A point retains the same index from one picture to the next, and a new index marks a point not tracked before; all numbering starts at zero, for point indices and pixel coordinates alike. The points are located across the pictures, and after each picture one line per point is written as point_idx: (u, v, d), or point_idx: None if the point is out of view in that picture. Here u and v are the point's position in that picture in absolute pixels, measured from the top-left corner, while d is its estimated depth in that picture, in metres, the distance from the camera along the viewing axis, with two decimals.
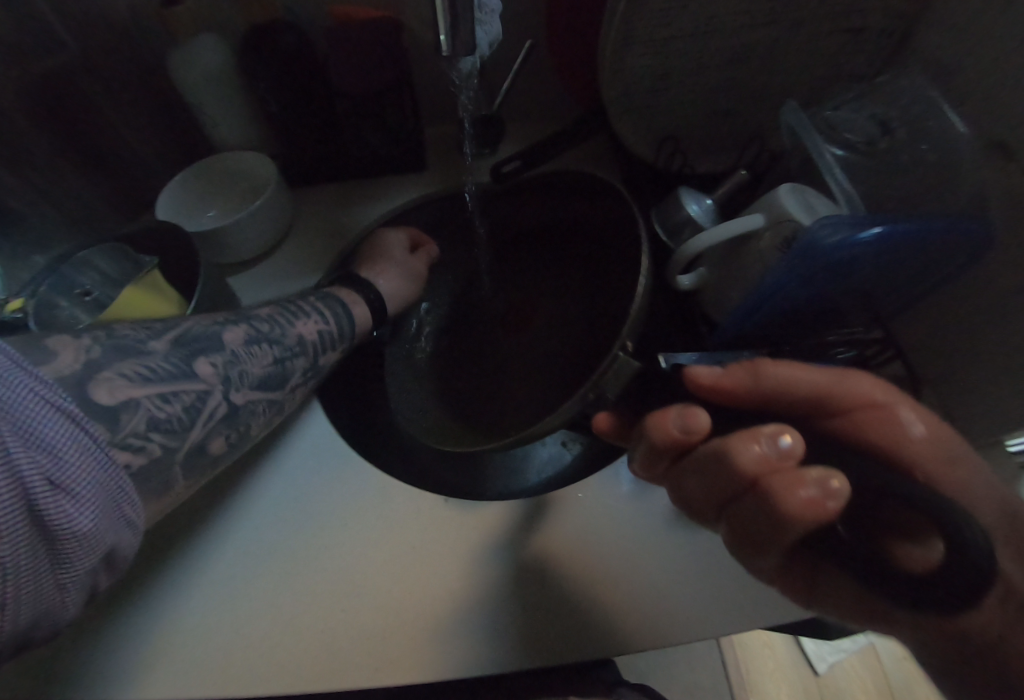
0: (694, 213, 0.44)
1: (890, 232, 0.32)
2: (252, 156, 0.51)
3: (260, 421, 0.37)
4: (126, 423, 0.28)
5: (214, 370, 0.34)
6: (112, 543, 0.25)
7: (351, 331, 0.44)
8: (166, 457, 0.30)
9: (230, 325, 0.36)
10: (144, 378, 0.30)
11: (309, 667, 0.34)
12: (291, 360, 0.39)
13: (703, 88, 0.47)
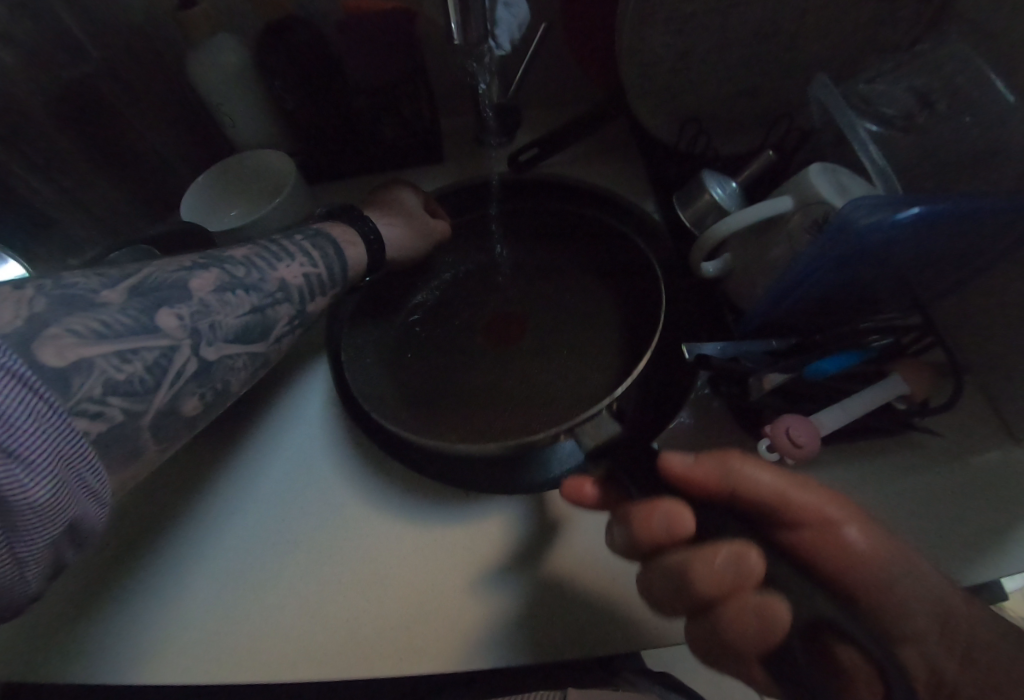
0: (718, 197, 0.43)
1: (929, 212, 0.30)
2: (272, 154, 0.52)
3: (239, 376, 0.36)
4: (78, 387, 0.27)
5: (182, 323, 0.32)
6: (69, 513, 0.26)
7: (342, 277, 0.42)
8: (130, 422, 0.29)
9: (199, 271, 0.35)
10: (99, 335, 0.28)
11: (327, 652, 0.35)
12: (272, 307, 0.37)
13: (726, 66, 0.45)
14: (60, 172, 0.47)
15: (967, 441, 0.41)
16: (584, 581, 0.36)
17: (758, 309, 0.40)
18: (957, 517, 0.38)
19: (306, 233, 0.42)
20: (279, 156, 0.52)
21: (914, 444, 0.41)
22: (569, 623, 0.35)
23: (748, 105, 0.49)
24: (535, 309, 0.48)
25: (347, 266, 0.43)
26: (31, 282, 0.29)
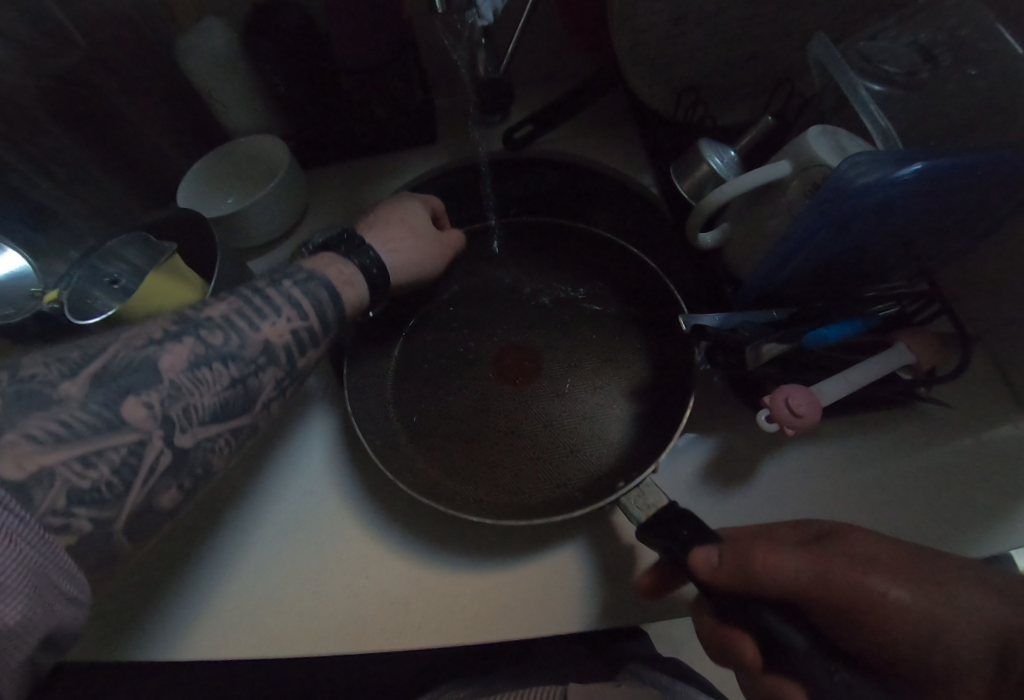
0: (716, 167, 0.41)
1: (931, 168, 0.29)
2: (267, 139, 0.52)
3: (224, 454, 0.34)
4: (40, 500, 0.26)
5: (151, 412, 0.30)
6: (50, 621, 0.24)
7: (337, 321, 0.39)
8: (100, 530, 0.28)
9: (170, 344, 0.32)
10: (57, 438, 0.27)
11: (352, 629, 0.36)
12: (254, 374, 0.35)
13: (723, 30, 0.43)
14: (55, 161, 0.47)
15: (972, 409, 0.40)
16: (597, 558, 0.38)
17: (757, 279, 0.39)
18: (963, 491, 0.37)
19: (296, 277, 0.38)
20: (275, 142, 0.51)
21: (918, 413, 0.41)
22: (587, 597, 0.37)
23: (747, 72, 0.47)
24: (535, 305, 0.49)
25: (342, 308, 0.39)
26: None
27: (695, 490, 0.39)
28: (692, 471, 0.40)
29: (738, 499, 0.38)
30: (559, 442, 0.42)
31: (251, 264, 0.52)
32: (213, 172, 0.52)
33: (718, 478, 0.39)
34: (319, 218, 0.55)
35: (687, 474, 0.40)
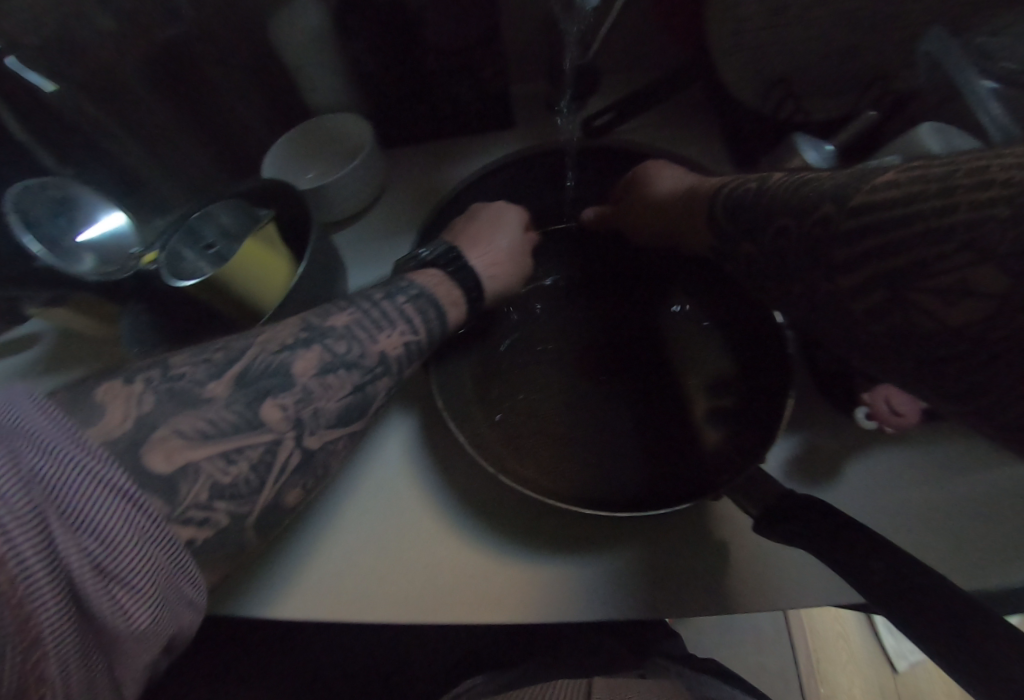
0: (812, 160, 0.41)
1: None
2: (351, 117, 0.52)
3: (339, 456, 0.37)
4: (186, 493, 0.29)
5: (285, 414, 0.34)
6: (170, 625, 0.27)
7: (441, 336, 0.42)
8: (234, 523, 0.31)
9: (301, 350, 0.35)
10: (204, 435, 0.31)
11: (440, 609, 0.37)
12: (373, 382, 0.38)
13: (827, 23, 0.43)
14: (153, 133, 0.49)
15: None
16: (680, 546, 0.38)
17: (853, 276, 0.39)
18: None
19: (410, 291, 0.41)
20: (352, 116, 0.52)
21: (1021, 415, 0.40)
22: (672, 585, 0.37)
23: (847, 67, 0.46)
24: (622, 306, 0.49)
25: (447, 328, 0.42)
26: (147, 375, 0.32)
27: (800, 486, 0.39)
28: (791, 459, 0.40)
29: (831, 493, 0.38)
30: (643, 440, 0.42)
31: (336, 240, 0.53)
32: (294, 147, 0.53)
33: (822, 471, 0.39)
34: (395, 200, 0.55)
35: (787, 463, 0.40)
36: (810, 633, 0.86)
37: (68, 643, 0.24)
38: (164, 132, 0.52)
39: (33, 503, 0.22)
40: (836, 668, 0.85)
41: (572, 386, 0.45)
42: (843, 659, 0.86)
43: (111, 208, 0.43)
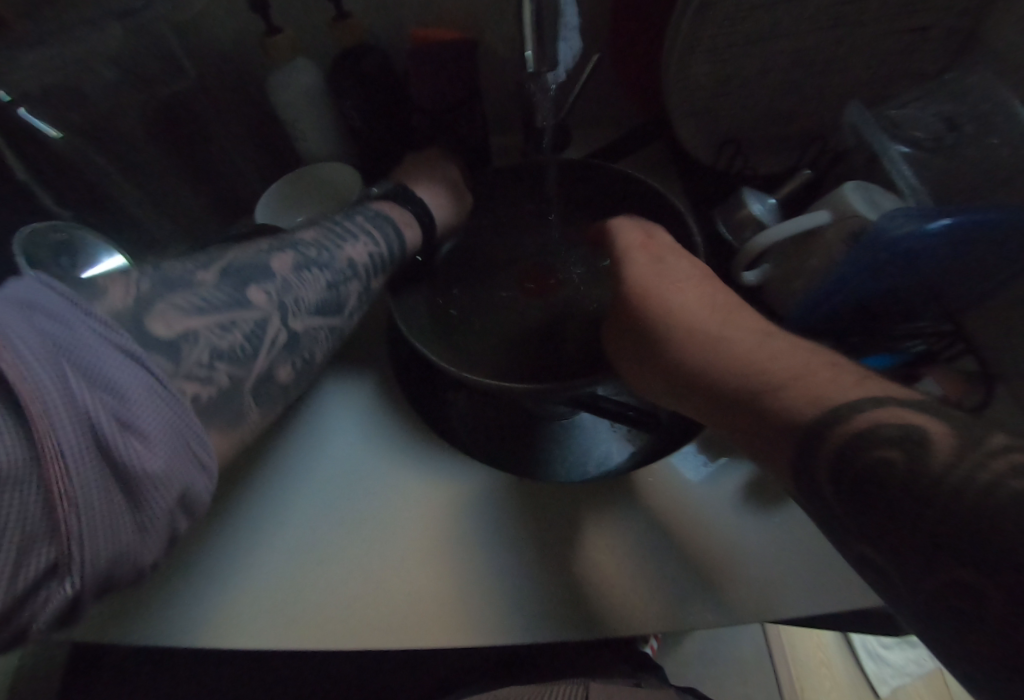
0: (757, 212, 0.45)
1: (958, 222, 0.35)
2: (344, 168, 0.57)
3: (322, 346, 0.39)
4: (188, 355, 0.30)
5: (270, 298, 0.36)
6: (182, 484, 0.27)
7: (400, 253, 0.47)
8: (234, 384, 0.33)
9: (276, 253, 0.39)
10: (199, 309, 0.32)
11: (365, 629, 0.37)
12: (344, 283, 0.41)
13: (764, 91, 0.49)
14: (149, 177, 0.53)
15: None
16: (603, 541, 0.40)
17: (803, 311, 0.42)
18: None
19: (368, 215, 0.47)
20: (350, 171, 0.57)
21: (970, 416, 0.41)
22: (594, 592, 0.37)
23: (785, 128, 0.52)
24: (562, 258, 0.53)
25: (404, 247, 0.48)
26: (134, 271, 0.32)
27: (733, 510, 0.40)
28: (735, 489, 0.41)
29: (782, 518, 0.39)
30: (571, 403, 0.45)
31: None
32: (284, 192, 0.57)
33: (755, 500, 0.40)
34: None
35: (729, 492, 0.41)
36: (792, 660, 0.87)
37: (92, 489, 0.23)
38: (160, 175, 0.54)
39: (46, 346, 0.23)
40: (818, 691, 0.86)
41: (514, 313, 0.50)
42: (825, 683, 0.87)
43: (111, 251, 0.45)
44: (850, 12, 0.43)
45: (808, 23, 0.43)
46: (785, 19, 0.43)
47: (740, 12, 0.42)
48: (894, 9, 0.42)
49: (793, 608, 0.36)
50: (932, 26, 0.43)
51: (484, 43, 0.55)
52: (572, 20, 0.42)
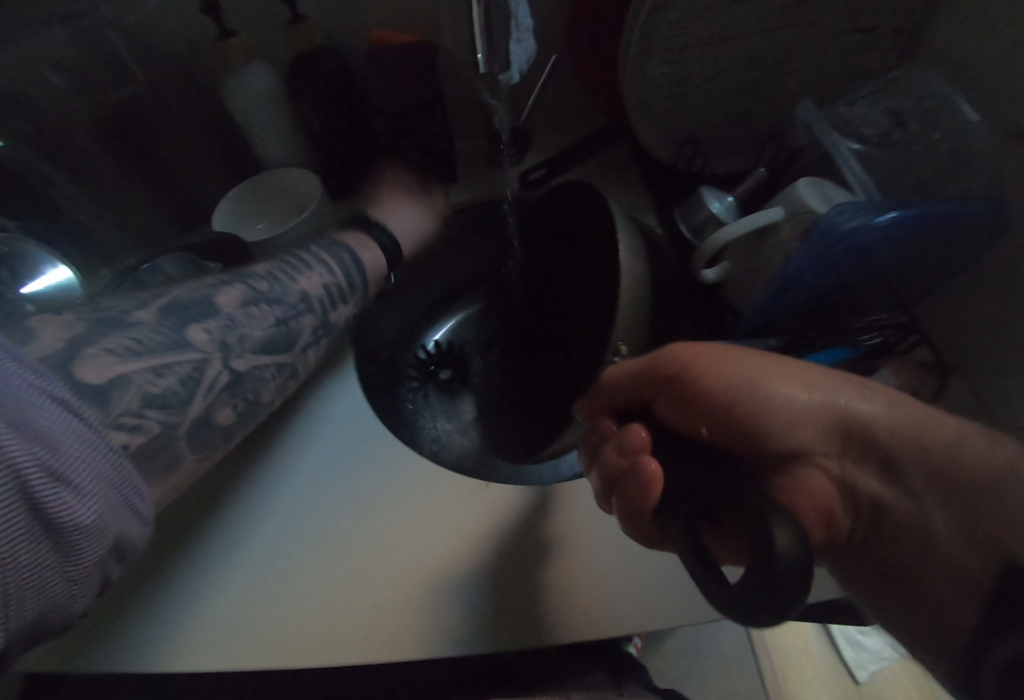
0: (716, 210, 0.46)
1: (904, 215, 0.35)
2: (303, 172, 0.55)
3: (268, 386, 0.39)
4: (116, 405, 0.29)
5: (211, 338, 0.35)
6: (115, 532, 0.25)
7: (362, 280, 0.47)
8: (166, 431, 0.32)
9: (223, 287, 0.38)
10: (134, 353, 0.31)
11: (335, 643, 0.36)
12: (296, 319, 0.41)
13: (720, 91, 0.50)
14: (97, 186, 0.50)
15: None
16: (550, 554, 0.40)
17: (759, 308, 0.43)
18: None
19: (321, 242, 0.47)
20: (307, 175, 0.55)
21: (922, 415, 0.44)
22: (558, 594, 0.38)
23: (742, 127, 0.53)
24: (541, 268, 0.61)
25: (365, 270, 0.48)
26: (69, 309, 0.31)
27: None
28: None
29: None
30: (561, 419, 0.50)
31: None
32: (245, 201, 0.55)
33: None
34: None
35: None
36: (774, 653, 0.88)
37: (19, 549, 0.21)
38: (111, 183, 0.52)
39: None
40: (799, 681, 0.87)
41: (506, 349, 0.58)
42: (806, 673, 0.88)
43: (55, 262, 0.43)
44: (798, 13, 0.43)
45: (759, 23, 0.44)
46: (737, 19, 0.44)
47: (692, 11, 0.43)
48: (840, 8, 0.43)
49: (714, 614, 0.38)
50: (876, 26, 0.45)
51: (442, 46, 0.54)
52: (526, 20, 0.42)
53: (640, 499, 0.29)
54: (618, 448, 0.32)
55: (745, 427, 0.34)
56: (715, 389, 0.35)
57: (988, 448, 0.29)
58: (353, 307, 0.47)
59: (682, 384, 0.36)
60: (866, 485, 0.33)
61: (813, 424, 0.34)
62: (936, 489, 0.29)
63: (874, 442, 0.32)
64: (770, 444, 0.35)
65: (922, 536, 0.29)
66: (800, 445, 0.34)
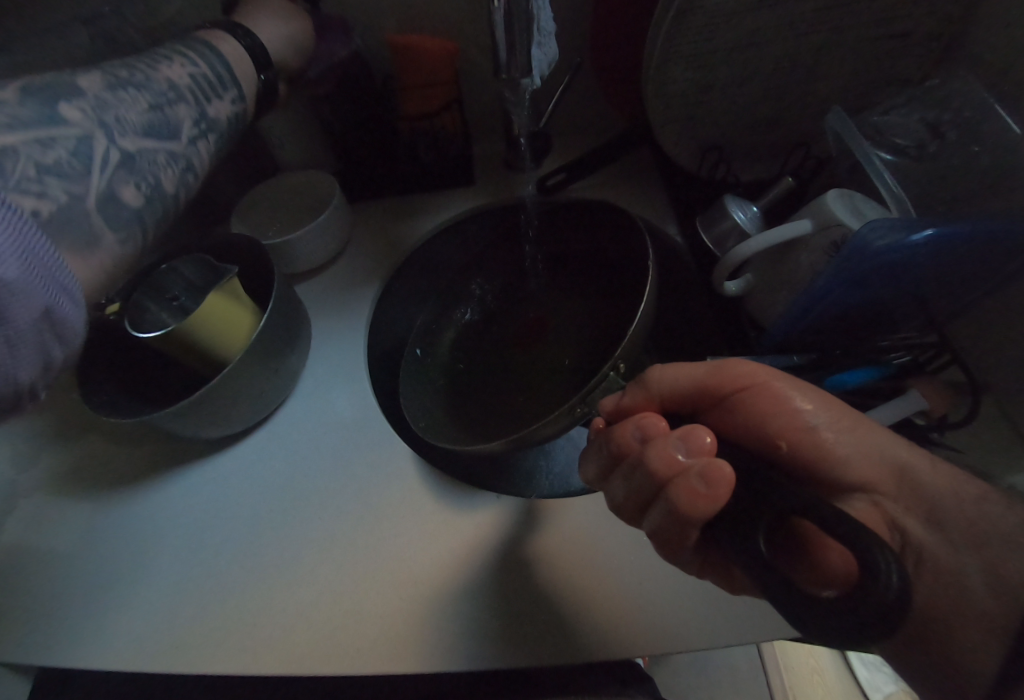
0: (740, 221, 0.44)
1: (941, 233, 0.33)
2: (319, 174, 0.55)
3: (167, 173, 0.38)
4: (11, 170, 0.29)
5: (86, 114, 0.34)
6: (46, 301, 0.26)
7: (231, 78, 0.43)
8: (75, 202, 0.32)
9: (79, 76, 0.36)
10: (9, 123, 0.30)
11: (325, 652, 0.38)
12: (170, 106, 0.39)
13: (746, 96, 0.48)
14: None
15: (994, 455, 0.42)
16: (563, 567, 0.40)
17: (782, 325, 0.42)
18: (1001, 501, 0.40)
19: (179, 50, 0.42)
20: (323, 175, 0.55)
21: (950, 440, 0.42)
22: (555, 617, 0.38)
23: (768, 134, 0.52)
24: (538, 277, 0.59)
25: (233, 66, 0.44)
26: None
27: None
28: None
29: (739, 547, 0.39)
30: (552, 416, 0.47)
31: (298, 290, 0.55)
32: (263, 202, 0.55)
33: None
34: (362, 250, 0.58)
35: None
36: (786, 670, 0.85)
37: None
38: None
39: None
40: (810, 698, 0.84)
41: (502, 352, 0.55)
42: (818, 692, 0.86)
43: None
44: (833, 17, 0.42)
45: (789, 28, 0.43)
46: (766, 24, 0.42)
47: (720, 15, 0.41)
48: (876, 13, 0.41)
49: (736, 636, 0.36)
50: (913, 31, 0.43)
51: (462, 49, 0.54)
52: (549, 24, 0.41)
53: (704, 501, 0.26)
54: (679, 445, 0.29)
55: (812, 452, 0.34)
56: (775, 409, 0.35)
57: (1000, 513, 0.31)
58: (235, 105, 0.44)
59: (753, 401, 0.36)
60: (911, 526, 0.33)
61: (872, 459, 0.34)
62: (972, 543, 0.31)
63: (921, 492, 0.33)
64: (829, 473, 0.34)
65: (958, 591, 0.30)
66: (860, 481, 0.34)
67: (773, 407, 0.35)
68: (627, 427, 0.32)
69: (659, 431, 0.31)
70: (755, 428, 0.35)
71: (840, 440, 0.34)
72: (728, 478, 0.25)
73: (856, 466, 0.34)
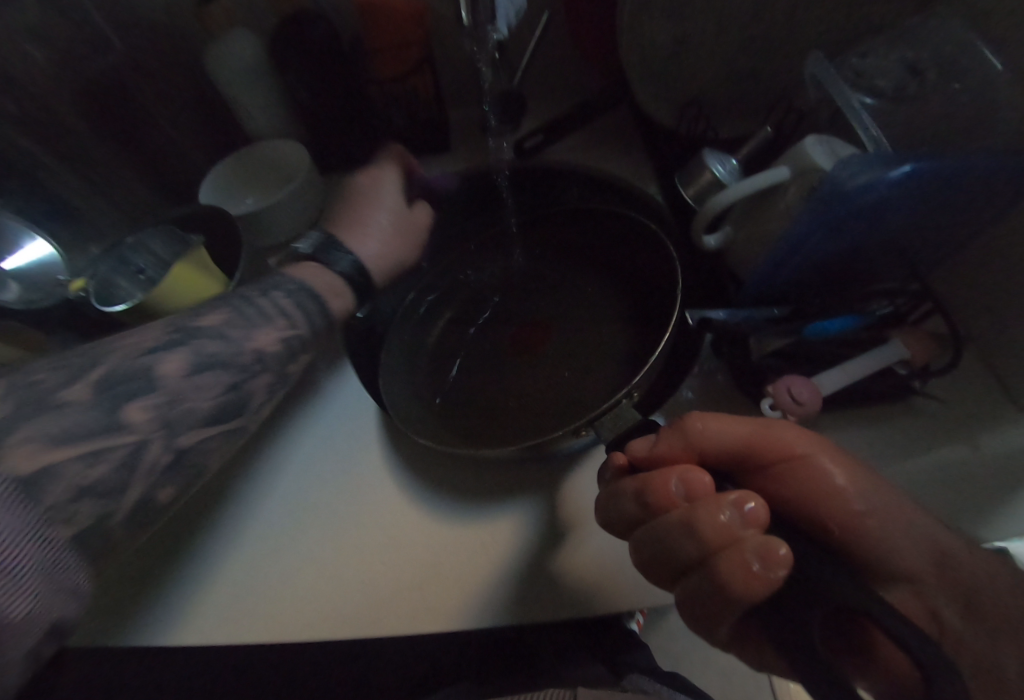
0: (719, 174, 0.44)
1: (920, 169, 0.32)
2: (285, 145, 0.54)
3: (252, 406, 0.40)
4: (99, 448, 0.32)
5: (150, 411, 0.34)
6: None
7: (319, 314, 0.46)
8: (141, 460, 0.33)
9: (163, 350, 0.37)
10: (85, 430, 0.31)
11: (331, 618, 0.37)
12: (246, 377, 0.40)
13: (724, 45, 0.47)
14: (83, 162, 0.49)
15: (971, 407, 0.41)
16: (551, 528, 0.40)
17: (760, 276, 0.42)
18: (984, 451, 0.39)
19: (288, 288, 0.45)
20: (290, 145, 0.53)
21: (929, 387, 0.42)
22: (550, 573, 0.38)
23: (747, 87, 0.51)
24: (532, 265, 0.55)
25: (321, 308, 0.47)
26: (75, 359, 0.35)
27: None
28: None
29: None
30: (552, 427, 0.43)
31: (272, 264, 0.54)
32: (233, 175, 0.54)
33: None
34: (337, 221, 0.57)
35: None
36: None
37: None
38: (100, 164, 0.51)
39: None
40: None
41: (490, 369, 0.49)
42: None
43: (38, 237, 0.43)
44: None
45: None
46: None
47: None
48: None
49: None
50: None
51: (432, 7, 0.52)
52: None
53: (759, 583, 0.24)
54: (732, 517, 0.26)
55: (853, 537, 0.30)
56: (818, 486, 0.31)
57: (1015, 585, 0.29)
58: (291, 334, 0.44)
59: (784, 475, 0.32)
60: (944, 611, 0.29)
61: (913, 540, 0.30)
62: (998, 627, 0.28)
63: (959, 574, 0.29)
64: (874, 557, 0.30)
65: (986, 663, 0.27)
66: (898, 564, 0.30)
67: (817, 487, 0.31)
68: (668, 480, 0.28)
69: (705, 492, 0.28)
70: (794, 509, 0.31)
71: (885, 519, 0.31)
72: (787, 562, 0.24)
73: (890, 550, 0.30)
